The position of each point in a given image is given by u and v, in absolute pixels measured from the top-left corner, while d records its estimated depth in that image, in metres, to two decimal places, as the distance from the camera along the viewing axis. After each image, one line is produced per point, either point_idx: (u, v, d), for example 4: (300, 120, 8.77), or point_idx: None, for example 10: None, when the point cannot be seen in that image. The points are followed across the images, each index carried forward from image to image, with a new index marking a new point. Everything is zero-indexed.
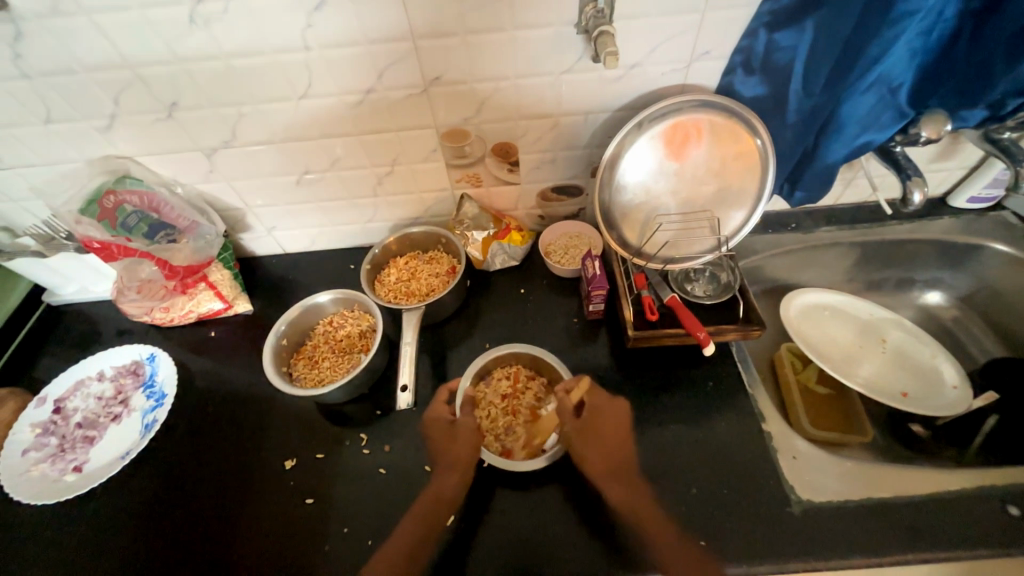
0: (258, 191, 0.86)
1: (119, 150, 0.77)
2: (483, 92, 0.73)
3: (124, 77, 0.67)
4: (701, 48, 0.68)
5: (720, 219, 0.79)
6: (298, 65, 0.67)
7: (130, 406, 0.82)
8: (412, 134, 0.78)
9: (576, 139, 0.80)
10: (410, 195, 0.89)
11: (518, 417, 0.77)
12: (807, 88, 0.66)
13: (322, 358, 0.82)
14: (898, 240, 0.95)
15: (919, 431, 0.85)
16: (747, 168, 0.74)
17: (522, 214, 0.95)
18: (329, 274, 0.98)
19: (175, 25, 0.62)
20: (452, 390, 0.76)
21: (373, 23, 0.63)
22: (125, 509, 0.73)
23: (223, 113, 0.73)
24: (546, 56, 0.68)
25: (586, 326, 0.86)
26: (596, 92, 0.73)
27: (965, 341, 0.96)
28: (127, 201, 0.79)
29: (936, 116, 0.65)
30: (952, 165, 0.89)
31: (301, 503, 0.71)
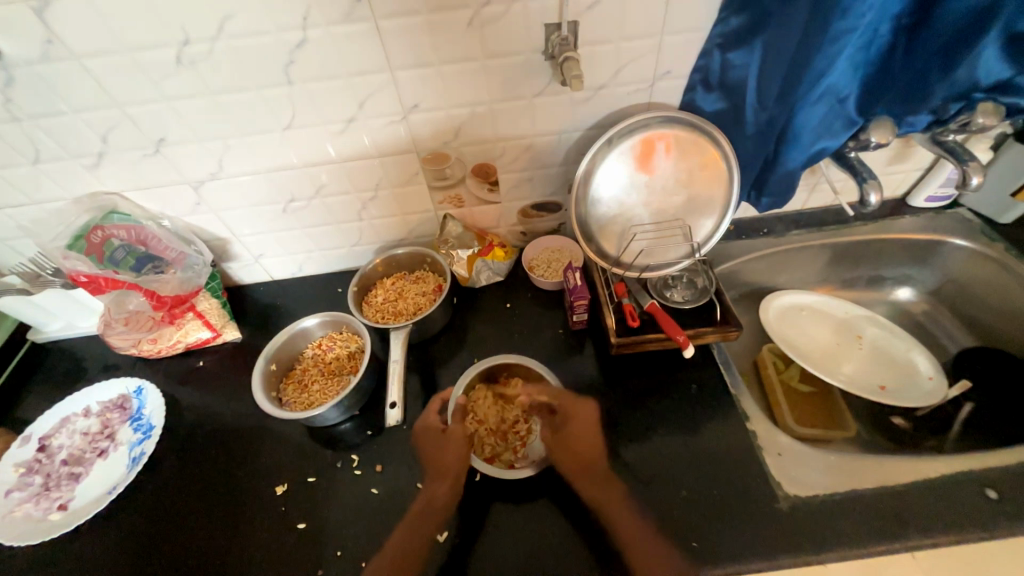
0: (245, 220, 0.88)
1: (107, 186, 0.79)
2: (460, 117, 0.76)
3: (112, 116, 0.70)
4: (662, 68, 0.73)
5: (693, 227, 0.83)
6: (281, 99, 0.71)
7: (117, 440, 0.81)
8: (393, 159, 0.81)
9: (552, 157, 0.84)
10: (395, 218, 0.92)
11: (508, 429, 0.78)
12: (761, 101, 0.70)
13: (311, 381, 0.83)
14: (865, 240, 1.00)
15: (901, 423, 0.87)
16: (713, 178, 0.78)
17: (504, 232, 0.98)
18: (318, 299, 0.99)
19: (163, 66, 0.65)
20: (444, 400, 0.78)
21: (353, 58, 0.67)
22: (112, 546, 0.71)
23: (209, 147, 0.75)
24: (518, 82, 0.72)
25: (572, 337, 0.88)
26: (567, 113, 0.78)
27: (937, 334, 1.00)
28: (115, 235, 0.81)
29: (884, 123, 0.71)
30: (907, 167, 0.94)
31: (292, 529, 0.70)
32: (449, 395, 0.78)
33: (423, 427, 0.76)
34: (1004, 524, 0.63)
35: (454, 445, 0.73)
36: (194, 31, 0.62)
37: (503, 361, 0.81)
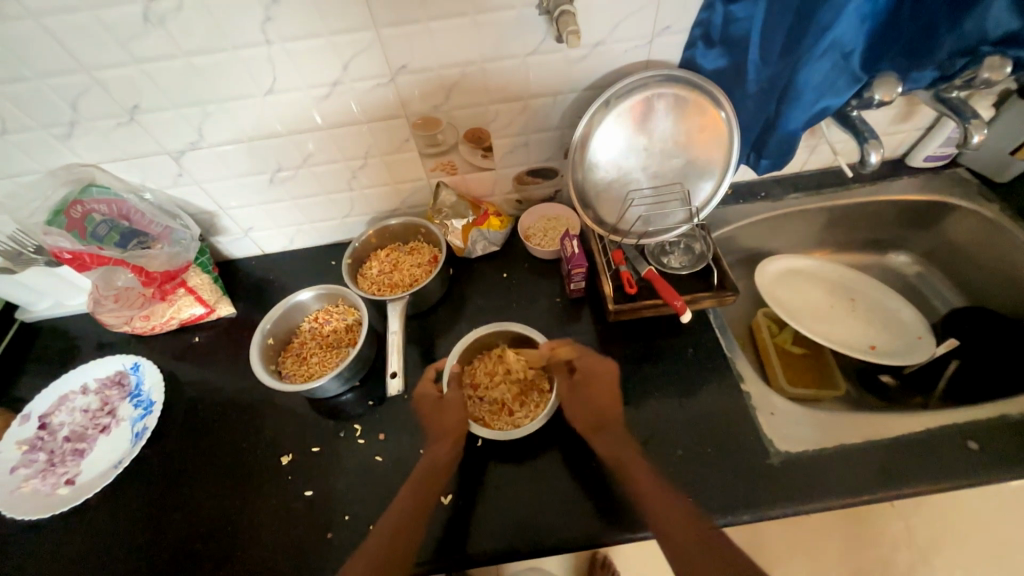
0: (232, 192, 0.85)
1: (82, 158, 0.75)
2: (450, 78, 0.73)
3: (81, 82, 0.66)
4: (662, 23, 0.70)
5: (691, 191, 0.81)
6: (261, 61, 0.67)
7: (119, 416, 0.81)
8: (382, 125, 0.78)
9: (548, 121, 0.81)
10: (386, 187, 0.89)
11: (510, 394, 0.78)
12: (764, 57, 0.68)
13: (310, 354, 0.83)
14: (862, 202, 0.99)
15: (888, 381, 0.90)
16: (712, 140, 0.76)
17: (499, 200, 0.96)
18: (312, 272, 0.98)
19: (130, 25, 0.61)
20: (439, 368, 0.78)
21: (335, 14, 0.63)
22: (124, 517, 0.73)
23: (188, 115, 0.72)
24: (510, 38, 0.69)
25: (570, 305, 0.88)
26: (562, 73, 0.74)
27: (927, 294, 1.02)
28: (95, 210, 0.77)
29: (887, 79, 0.68)
30: (908, 126, 0.93)
31: (300, 495, 0.72)
32: (444, 364, 0.77)
33: (421, 395, 0.75)
34: (983, 472, 0.66)
35: (453, 409, 0.72)
36: None
37: (501, 328, 0.80)
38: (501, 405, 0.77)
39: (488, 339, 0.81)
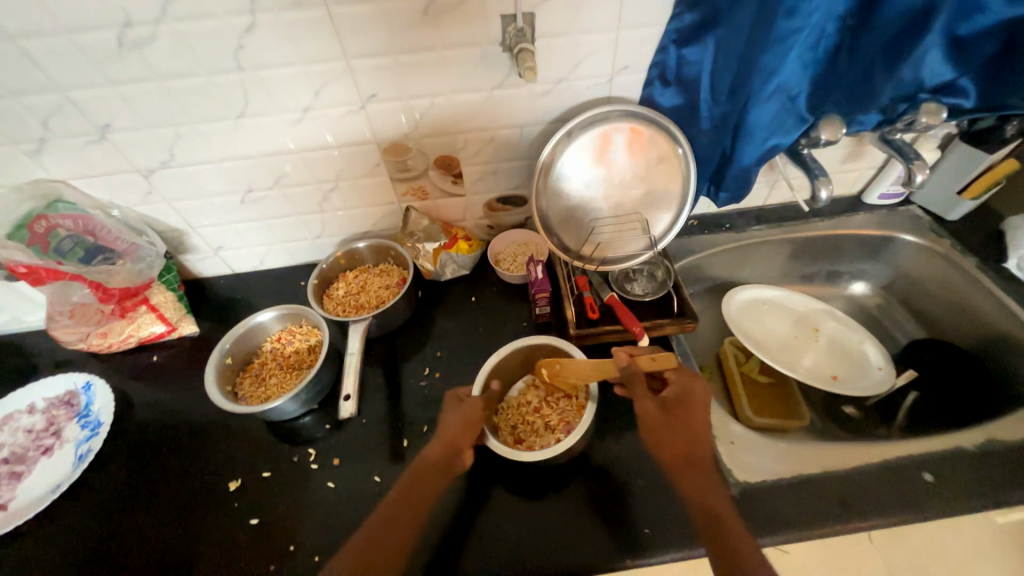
0: (202, 210, 0.86)
1: (50, 174, 0.76)
2: (418, 109, 0.76)
3: (53, 101, 0.67)
4: (620, 63, 0.74)
5: (650, 221, 0.84)
6: (233, 86, 0.69)
7: (63, 438, 0.78)
8: (354, 150, 0.80)
9: (515, 151, 0.84)
10: (358, 210, 0.91)
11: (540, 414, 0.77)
12: (715, 97, 0.72)
13: (269, 375, 0.81)
14: (821, 235, 1.03)
15: (853, 412, 0.91)
16: (669, 172, 0.79)
17: (470, 225, 0.98)
18: (280, 293, 0.98)
19: (104, 49, 0.63)
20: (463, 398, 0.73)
21: (307, 45, 0.66)
22: (54, 546, 0.69)
23: (160, 134, 0.73)
24: (475, 73, 0.72)
25: (536, 330, 0.88)
26: (528, 105, 0.77)
27: (889, 326, 1.04)
28: (61, 225, 0.77)
29: (832, 120, 0.72)
30: (861, 165, 0.98)
31: (245, 524, 0.69)
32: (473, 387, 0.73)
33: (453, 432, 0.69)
34: (938, 504, 0.66)
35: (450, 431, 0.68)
36: (137, 12, 0.60)
37: (534, 343, 0.77)
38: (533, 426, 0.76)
39: (527, 354, 0.79)
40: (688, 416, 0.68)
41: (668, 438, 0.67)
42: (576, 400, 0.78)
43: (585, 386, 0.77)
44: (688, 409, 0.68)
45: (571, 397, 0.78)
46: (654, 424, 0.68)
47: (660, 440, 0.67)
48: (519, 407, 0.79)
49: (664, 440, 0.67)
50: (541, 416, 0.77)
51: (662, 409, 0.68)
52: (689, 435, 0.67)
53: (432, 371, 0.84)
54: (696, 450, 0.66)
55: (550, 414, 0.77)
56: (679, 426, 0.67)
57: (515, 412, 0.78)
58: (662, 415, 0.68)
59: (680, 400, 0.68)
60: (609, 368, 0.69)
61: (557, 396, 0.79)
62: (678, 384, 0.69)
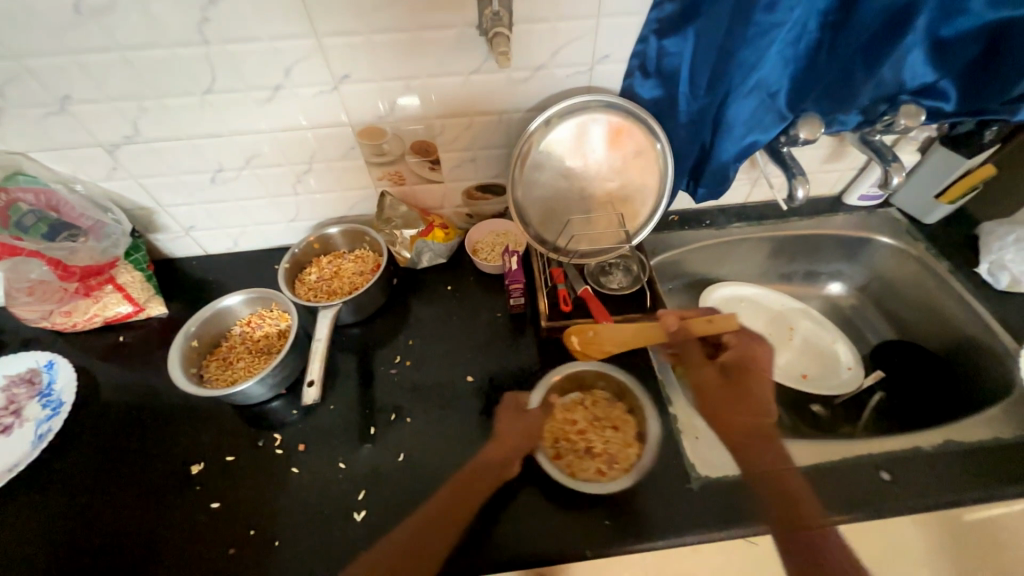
0: (171, 188, 0.84)
1: (8, 145, 0.73)
2: (393, 92, 0.74)
3: (8, 68, 0.64)
4: (599, 52, 0.72)
5: (627, 215, 0.83)
6: (198, 60, 0.66)
7: (23, 417, 0.76)
8: (328, 132, 0.79)
9: (493, 138, 0.83)
10: (334, 193, 0.89)
11: (584, 439, 0.73)
12: (693, 90, 0.71)
13: (237, 359, 0.80)
14: (800, 235, 1.03)
15: (819, 411, 0.91)
16: (647, 167, 0.78)
17: (449, 213, 0.97)
18: (253, 276, 0.96)
19: (60, 16, 0.60)
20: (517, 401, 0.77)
21: (275, 20, 0.63)
22: (10, 525, 0.68)
23: (123, 108, 0.71)
24: (450, 57, 0.70)
25: (510, 321, 0.88)
26: (506, 93, 0.76)
27: (862, 327, 1.05)
28: (22, 198, 0.76)
29: (812, 120, 0.71)
30: (842, 166, 0.98)
31: (205, 508, 0.69)
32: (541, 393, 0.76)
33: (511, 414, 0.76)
34: (892, 503, 0.68)
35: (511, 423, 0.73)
36: None
37: (608, 370, 0.78)
38: (575, 451, 0.72)
39: (593, 377, 0.78)
40: (746, 379, 0.81)
41: (736, 400, 0.78)
42: (623, 435, 0.74)
43: (639, 425, 0.74)
44: (755, 375, 0.82)
45: (619, 430, 0.75)
46: (714, 389, 0.80)
47: (715, 402, 0.78)
48: (563, 423, 0.75)
49: (722, 403, 0.77)
50: (586, 442, 0.73)
51: (721, 375, 0.81)
52: (754, 402, 0.78)
53: (403, 359, 0.83)
54: (762, 413, 0.77)
55: (594, 441, 0.73)
56: (739, 391, 0.80)
57: (558, 428, 0.75)
58: (723, 382, 0.80)
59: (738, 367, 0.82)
60: (647, 331, 0.78)
61: (605, 423, 0.76)
62: (736, 350, 0.84)
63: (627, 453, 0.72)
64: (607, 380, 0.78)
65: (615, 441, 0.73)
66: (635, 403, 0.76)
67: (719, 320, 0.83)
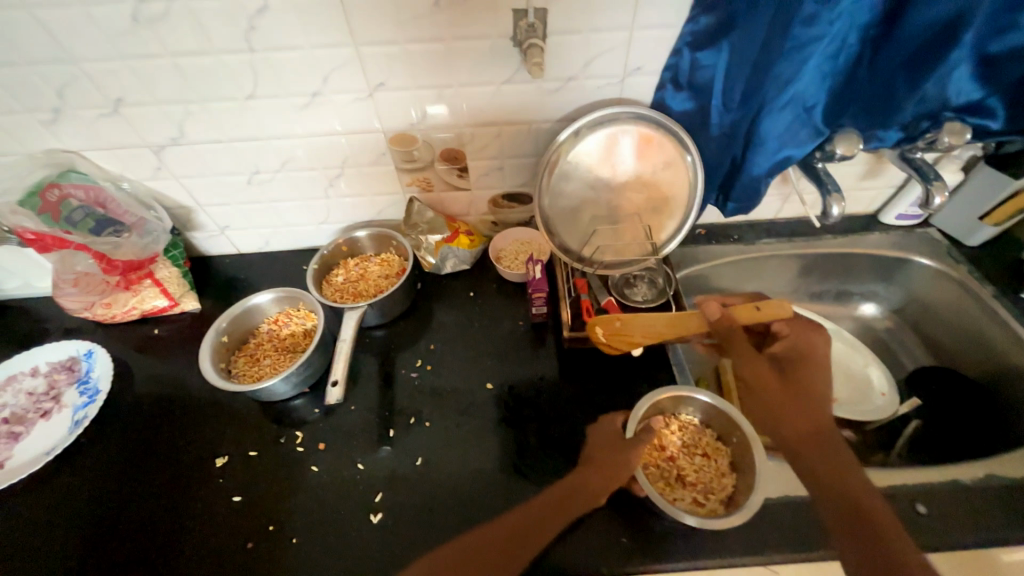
0: (210, 189, 0.87)
1: (64, 144, 0.78)
2: (426, 100, 0.75)
3: (69, 72, 0.68)
4: (632, 64, 0.72)
5: (654, 227, 0.83)
6: (242, 67, 0.69)
7: (62, 402, 0.80)
8: (361, 138, 0.80)
9: (522, 147, 0.83)
10: (363, 198, 0.91)
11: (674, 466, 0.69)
12: (726, 103, 0.70)
13: (264, 356, 0.82)
14: (833, 253, 1.00)
15: (850, 438, 0.87)
16: (676, 179, 0.78)
17: (474, 220, 0.98)
18: (282, 276, 0.99)
19: (118, 23, 0.63)
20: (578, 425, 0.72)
21: (317, 29, 0.65)
22: (44, 507, 0.71)
23: (170, 111, 0.74)
24: (484, 67, 0.71)
25: (531, 330, 0.87)
26: (537, 103, 0.77)
27: (897, 351, 1.01)
28: (72, 195, 0.80)
29: (850, 136, 0.69)
30: (879, 184, 0.95)
31: (228, 501, 0.70)
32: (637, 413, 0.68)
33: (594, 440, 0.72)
34: (930, 540, 0.64)
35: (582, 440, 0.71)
36: None
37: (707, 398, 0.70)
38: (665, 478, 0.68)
39: (685, 402, 0.72)
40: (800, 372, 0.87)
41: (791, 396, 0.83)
42: (714, 463, 0.69)
43: (731, 455, 0.69)
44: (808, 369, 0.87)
45: (710, 458, 0.69)
46: (774, 384, 0.84)
47: (773, 394, 0.84)
48: (652, 448, 0.70)
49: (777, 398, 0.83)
50: (676, 469, 0.68)
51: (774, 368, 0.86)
52: (808, 396, 0.85)
53: (424, 363, 0.84)
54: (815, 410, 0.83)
55: (685, 469, 0.68)
56: (792, 386, 0.85)
57: (647, 454, 0.69)
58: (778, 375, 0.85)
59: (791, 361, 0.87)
60: (680, 323, 0.77)
61: (693, 449, 0.70)
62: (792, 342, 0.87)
63: (718, 483, 0.67)
64: (693, 405, 0.72)
65: (707, 470, 0.68)
66: (726, 431, 0.70)
67: (770, 306, 0.83)
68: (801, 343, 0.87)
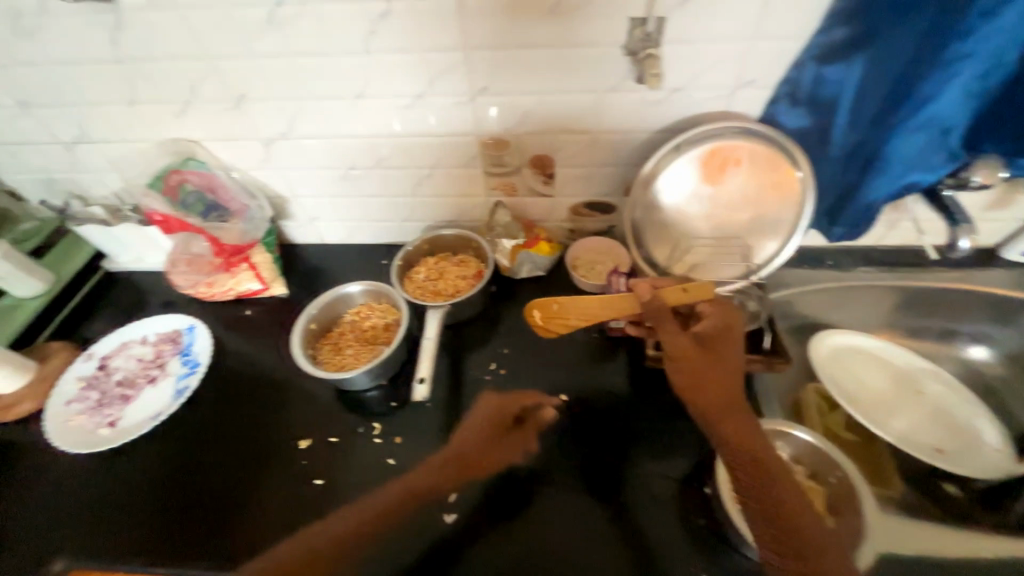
0: (307, 181, 0.91)
1: (187, 134, 0.84)
2: (524, 105, 0.75)
3: (202, 68, 0.73)
4: (746, 77, 0.69)
5: (752, 248, 0.78)
6: (356, 67, 0.72)
7: (166, 371, 0.86)
8: (456, 141, 0.82)
9: (614, 157, 0.82)
10: (447, 198, 0.93)
11: None
12: (854, 122, 0.66)
13: (346, 346, 0.85)
14: (943, 288, 0.91)
15: (954, 493, 0.77)
16: (783, 198, 0.73)
17: (552, 227, 0.97)
18: (362, 269, 1.03)
19: (254, 24, 0.68)
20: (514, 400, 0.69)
21: (432, 33, 0.67)
22: (147, 468, 0.76)
23: (284, 107, 0.78)
24: (589, 75, 0.70)
25: (607, 344, 0.85)
26: (637, 112, 0.75)
27: (1012, 403, 0.90)
28: (189, 179, 0.87)
29: (990, 163, 0.65)
30: (1007, 216, 0.86)
31: (308, 483, 0.73)
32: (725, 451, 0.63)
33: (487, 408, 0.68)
34: None
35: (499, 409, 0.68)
36: None
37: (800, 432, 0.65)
38: None
39: (773, 434, 0.66)
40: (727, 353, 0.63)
41: (712, 386, 0.60)
42: (808, 504, 0.64)
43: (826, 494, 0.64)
44: (713, 358, 0.62)
45: (803, 498, 0.64)
46: (696, 364, 0.61)
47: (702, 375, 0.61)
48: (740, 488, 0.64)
49: (708, 384, 0.60)
50: None
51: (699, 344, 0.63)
52: (716, 379, 0.60)
53: (497, 367, 0.84)
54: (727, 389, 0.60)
55: None
56: (708, 371, 0.61)
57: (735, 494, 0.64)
58: (707, 356, 0.62)
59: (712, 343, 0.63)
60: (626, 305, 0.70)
61: None
62: (715, 319, 0.65)
63: None
64: (785, 439, 0.66)
65: None
66: (823, 471, 0.65)
67: (700, 289, 0.66)
68: (735, 329, 0.64)
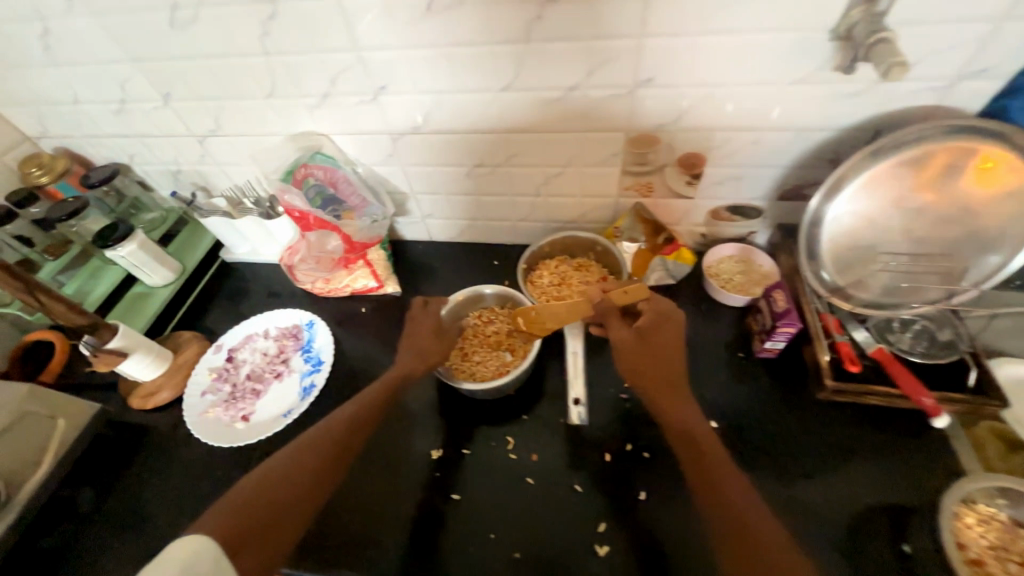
0: (428, 178, 0.88)
1: (318, 127, 0.82)
2: (690, 99, 0.67)
3: (347, 60, 0.70)
4: (977, 65, 0.58)
5: (965, 264, 0.65)
6: (510, 57, 0.66)
7: (290, 367, 0.86)
8: (599, 137, 0.75)
9: (778, 157, 0.73)
10: (573, 198, 0.87)
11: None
12: None
13: (472, 351, 0.82)
14: None
15: None
16: (1008, 202, 0.60)
17: (682, 231, 0.89)
18: (472, 268, 0.99)
19: (408, 11, 0.63)
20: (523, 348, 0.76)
21: (604, 19, 0.60)
22: None
23: (423, 100, 0.74)
24: (777, 64, 0.61)
25: (755, 365, 0.77)
26: (823, 107, 0.65)
27: None
28: (313, 174, 0.85)
29: None
30: None
31: (446, 498, 0.71)
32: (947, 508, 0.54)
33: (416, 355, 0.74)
34: None
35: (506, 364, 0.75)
36: None
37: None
38: None
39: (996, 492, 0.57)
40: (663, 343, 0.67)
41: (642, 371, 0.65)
42: None
43: None
44: (654, 350, 0.66)
45: None
46: (632, 356, 0.66)
47: (634, 366, 0.66)
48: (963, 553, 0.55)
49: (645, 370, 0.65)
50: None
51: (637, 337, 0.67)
52: (661, 369, 0.65)
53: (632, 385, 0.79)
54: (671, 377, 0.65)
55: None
56: (647, 361, 0.66)
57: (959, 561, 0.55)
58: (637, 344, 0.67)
59: (647, 339, 0.67)
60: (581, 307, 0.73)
61: (1010, 556, 0.56)
62: (652, 312, 0.69)
63: None
64: (1013, 500, 0.57)
65: None
66: None
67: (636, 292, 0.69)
68: (668, 319, 0.68)
